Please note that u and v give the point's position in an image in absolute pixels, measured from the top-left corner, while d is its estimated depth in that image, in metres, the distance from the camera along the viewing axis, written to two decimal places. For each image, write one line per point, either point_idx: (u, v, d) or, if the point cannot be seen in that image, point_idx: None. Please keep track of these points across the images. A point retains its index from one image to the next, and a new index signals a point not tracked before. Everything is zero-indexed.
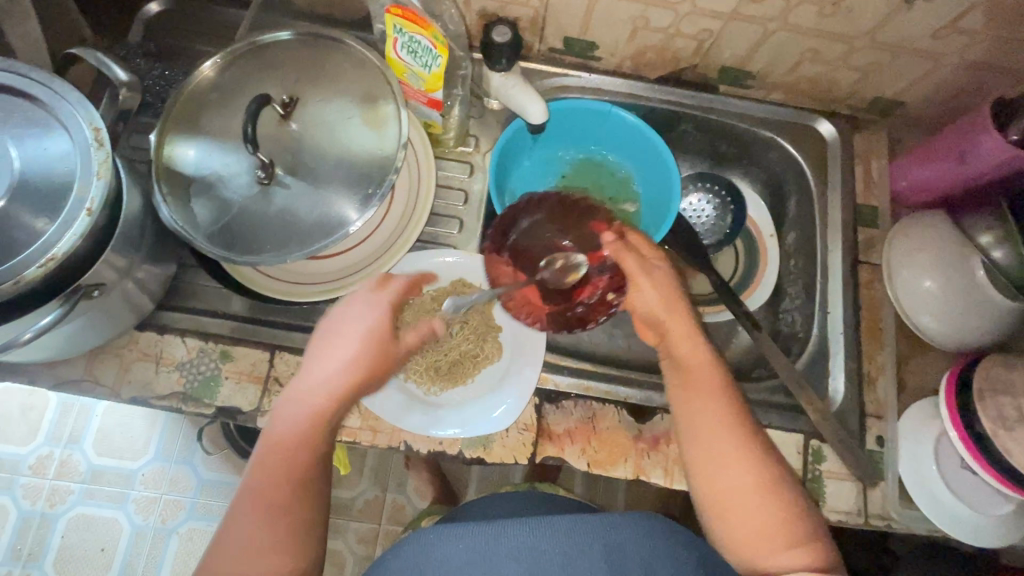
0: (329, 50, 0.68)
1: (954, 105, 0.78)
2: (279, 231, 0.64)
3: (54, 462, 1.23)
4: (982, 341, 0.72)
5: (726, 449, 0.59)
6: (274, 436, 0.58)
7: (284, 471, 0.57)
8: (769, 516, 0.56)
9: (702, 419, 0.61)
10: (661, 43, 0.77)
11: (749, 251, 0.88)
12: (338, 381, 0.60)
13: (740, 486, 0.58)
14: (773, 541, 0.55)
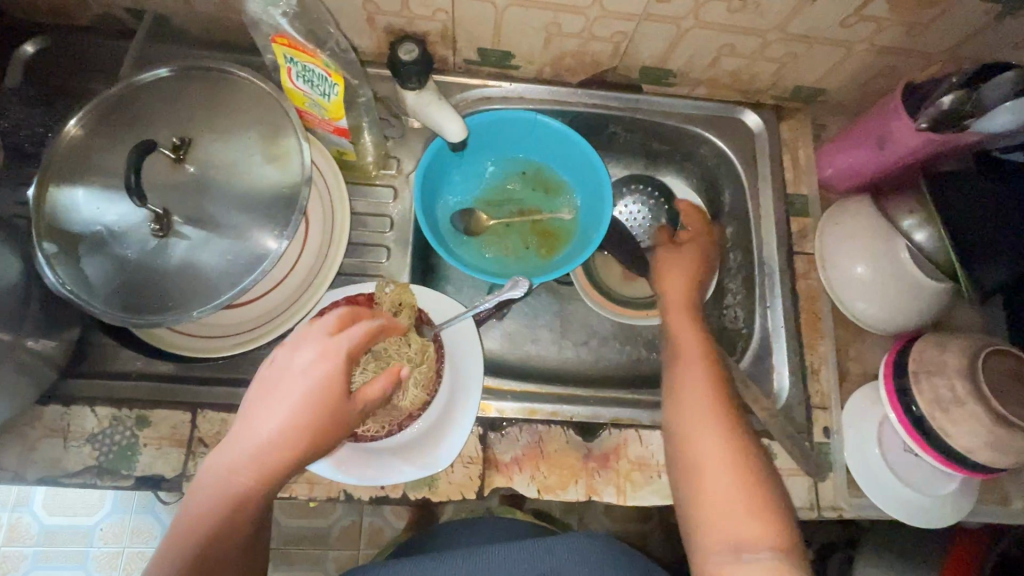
0: (223, 85, 0.64)
1: (872, 89, 0.78)
2: (181, 284, 0.59)
3: (2, 527, 1.15)
4: (915, 322, 0.74)
5: (704, 454, 0.59)
6: (206, 498, 0.49)
7: (193, 542, 0.48)
8: (751, 520, 0.55)
9: (688, 401, 0.63)
10: (577, 48, 0.75)
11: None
12: (261, 456, 0.50)
13: (725, 494, 0.57)
14: (756, 553, 0.53)
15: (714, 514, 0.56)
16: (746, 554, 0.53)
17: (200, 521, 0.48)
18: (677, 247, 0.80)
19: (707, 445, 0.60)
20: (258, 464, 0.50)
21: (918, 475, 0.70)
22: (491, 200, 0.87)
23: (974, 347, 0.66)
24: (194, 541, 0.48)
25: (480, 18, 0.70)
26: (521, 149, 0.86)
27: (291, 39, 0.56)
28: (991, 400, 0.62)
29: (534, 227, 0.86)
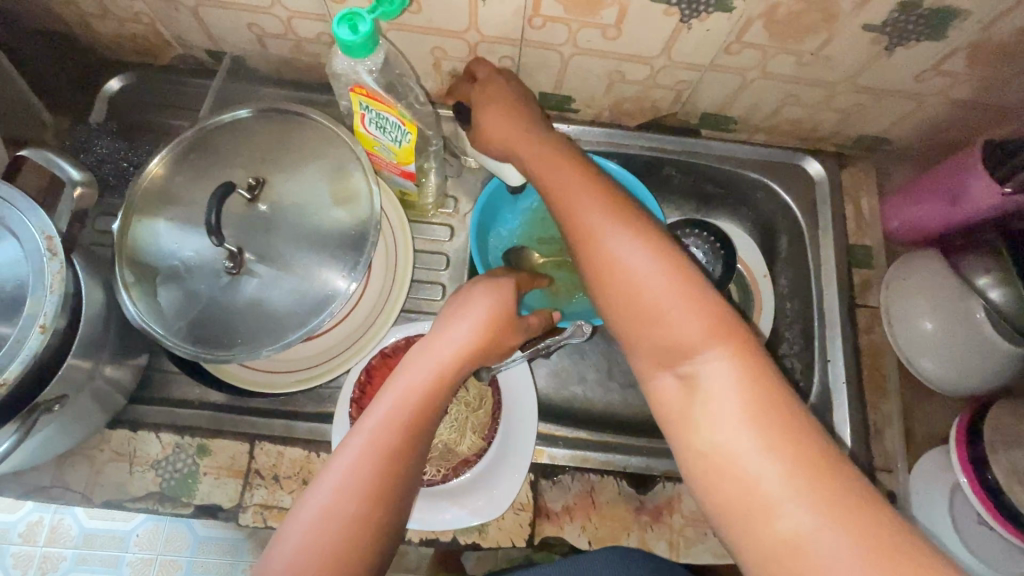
0: (298, 127, 0.66)
1: (941, 140, 0.76)
2: (249, 320, 0.60)
3: (45, 528, 0.92)
4: (988, 385, 0.70)
5: (677, 325, 0.47)
6: (403, 396, 0.54)
7: (394, 436, 0.51)
8: (727, 400, 0.44)
9: (617, 282, 0.50)
10: (637, 94, 0.76)
11: (743, 294, 0.83)
12: (454, 362, 0.56)
13: (679, 324, 0.47)
14: (723, 382, 0.44)
15: (669, 338, 0.47)
16: (696, 379, 0.46)
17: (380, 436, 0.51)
18: (485, 85, 0.66)
19: (635, 266, 0.49)
20: (455, 366, 0.56)
21: (991, 550, 0.66)
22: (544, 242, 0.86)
23: None
24: (400, 430, 0.52)
25: (545, 65, 0.71)
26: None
27: (368, 89, 0.57)
28: None
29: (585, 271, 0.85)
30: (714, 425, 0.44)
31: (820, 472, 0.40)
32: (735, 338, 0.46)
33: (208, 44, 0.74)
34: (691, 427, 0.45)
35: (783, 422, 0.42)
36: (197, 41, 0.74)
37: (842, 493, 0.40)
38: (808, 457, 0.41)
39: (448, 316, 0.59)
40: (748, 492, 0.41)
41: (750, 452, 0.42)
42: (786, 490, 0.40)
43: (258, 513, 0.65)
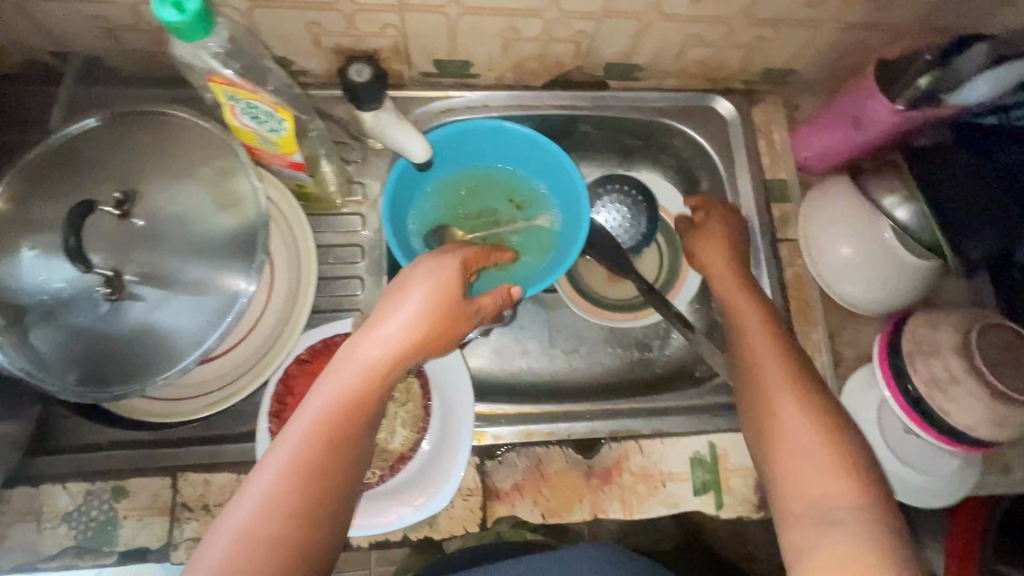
0: (162, 127, 0.59)
1: (842, 66, 0.76)
2: (141, 348, 0.54)
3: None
4: (904, 301, 0.73)
5: (796, 442, 0.54)
6: (333, 398, 0.50)
7: (320, 443, 0.48)
8: (808, 451, 0.53)
9: (766, 407, 0.58)
10: (538, 51, 0.72)
11: (670, 243, 0.85)
12: (384, 360, 0.52)
13: (777, 381, 0.58)
14: (792, 412, 0.56)
15: (764, 386, 0.59)
16: (829, 516, 0.49)
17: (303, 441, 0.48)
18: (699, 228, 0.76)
19: (791, 425, 0.55)
20: (389, 364, 0.52)
21: (921, 456, 0.69)
22: (464, 216, 0.84)
23: (967, 322, 0.65)
24: (325, 439, 0.49)
25: (434, 30, 0.66)
26: (489, 160, 0.84)
27: (228, 80, 0.50)
28: (988, 376, 0.61)
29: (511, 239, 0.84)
30: (794, 441, 0.54)
31: (841, 474, 0.51)
32: (787, 380, 0.58)
33: (48, 45, 0.65)
34: (773, 444, 0.56)
35: (817, 438, 0.54)
36: (34, 43, 0.65)
37: (862, 484, 0.51)
38: (840, 459, 0.52)
39: (381, 310, 0.55)
40: (788, 496, 0.52)
41: (798, 464, 0.53)
42: (820, 487, 0.51)
43: (191, 548, 0.61)
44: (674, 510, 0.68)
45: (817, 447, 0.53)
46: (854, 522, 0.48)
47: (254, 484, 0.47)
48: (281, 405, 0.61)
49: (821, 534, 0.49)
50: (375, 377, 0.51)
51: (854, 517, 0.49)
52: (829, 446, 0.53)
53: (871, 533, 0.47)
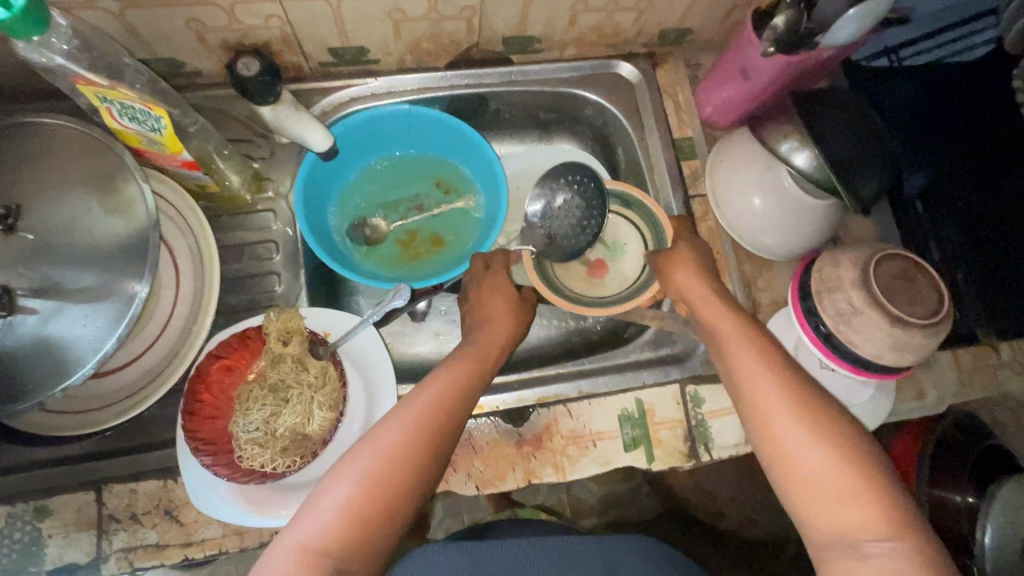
0: (41, 137, 0.58)
1: (734, 20, 0.78)
2: (38, 363, 0.54)
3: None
4: (812, 243, 0.76)
5: (810, 463, 0.49)
6: (415, 413, 0.54)
7: (399, 458, 0.51)
8: (837, 471, 0.48)
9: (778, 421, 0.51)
10: (430, 30, 0.72)
11: (648, 224, 0.73)
12: (434, 422, 0.54)
13: (775, 407, 0.52)
14: (812, 446, 0.49)
15: (757, 404, 0.53)
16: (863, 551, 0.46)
17: (390, 453, 0.51)
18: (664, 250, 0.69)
19: (796, 447, 0.50)
20: (462, 392, 0.58)
21: (838, 388, 0.72)
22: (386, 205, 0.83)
23: (866, 255, 0.66)
24: (382, 496, 0.50)
25: (318, 17, 0.66)
26: (406, 143, 0.82)
27: (93, 82, 0.51)
28: (886, 304, 0.63)
29: (435, 223, 0.83)
30: (798, 465, 0.49)
31: (871, 500, 0.47)
32: (787, 396, 0.52)
33: None
34: (785, 476, 0.50)
35: (841, 467, 0.48)
36: None
37: (890, 512, 0.46)
38: (863, 491, 0.47)
39: (434, 376, 0.58)
40: (818, 532, 0.48)
41: (817, 494, 0.48)
42: (847, 522, 0.47)
43: (121, 559, 0.60)
44: (608, 468, 0.69)
45: (835, 468, 0.48)
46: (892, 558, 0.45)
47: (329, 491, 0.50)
48: (199, 403, 0.60)
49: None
50: (450, 403, 0.56)
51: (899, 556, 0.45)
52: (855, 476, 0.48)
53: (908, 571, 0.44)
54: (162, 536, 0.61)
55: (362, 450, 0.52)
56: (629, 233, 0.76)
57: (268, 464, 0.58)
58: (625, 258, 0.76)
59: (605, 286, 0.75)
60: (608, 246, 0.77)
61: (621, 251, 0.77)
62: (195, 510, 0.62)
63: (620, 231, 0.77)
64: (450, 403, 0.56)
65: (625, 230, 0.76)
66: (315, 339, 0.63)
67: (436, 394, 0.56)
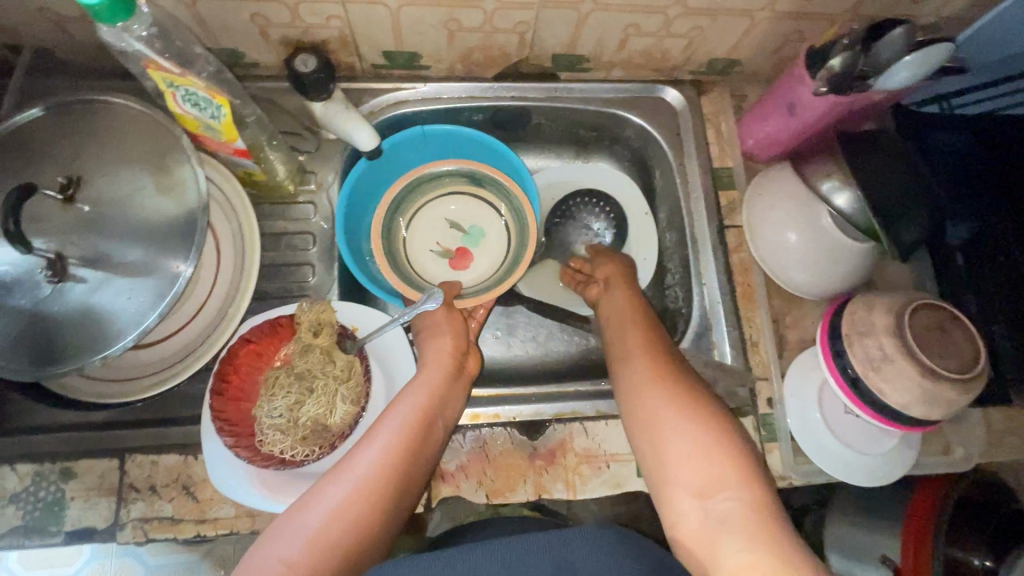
0: (106, 114, 0.61)
1: (784, 54, 0.77)
2: (83, 331, 0.56)
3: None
4: (846, 284, 0.74)
5: (665, 426, 0.58)
6: (404, 422, 0.58)
7: (390, 466, 0.56)
8: (689, 431, 0.57)
9: (639, 387, 0.62)
10: (482, 41, 0.73)
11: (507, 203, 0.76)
12: (386, 479, 0.55)
13: (643, 378, 0.62)
14: (652, 389, 0.61)
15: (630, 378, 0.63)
16: (713, 504, 0.52)
17: (383, 462, 0.56)
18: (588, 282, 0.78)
19: (658, 414, 0.59)
20: (441, 400, 0.62)
21: (861, 435, 0.71)
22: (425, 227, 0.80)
23: (899, 303, 0.65)
24: (329, 557, 0.50)
25: (376, 20, 0.68)
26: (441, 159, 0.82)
27: (163, 66, 0.53)
28: (919, 354, 0.62)
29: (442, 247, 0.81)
30: (662, 433, 0.58)
31: (720, 459, 0.54)
32: (652, 369, 0.63)
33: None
34: (651, 442, 0.59)
35: (684, 416, 0.58)
36: None
37: (738, 465, 0.54)
38: (712, 445, 0.55)
39: (394, 424, 0.58)
40: (677, 489, 0.55)
41: (679, 466, 0.55)
42: (696, 476, 0.54)
43: (137, 528, 0.62)
44: (619, 491, 0.69)
45: (688, 432, 0.57)
46: (737, 509, 0.51)
47: (323, 495, 0.53)
48: (225, 383, 0.62)
49: (725, 544, 0.49)
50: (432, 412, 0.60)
51: (738, 502, 0.51)
52: (704, 433, 0.56)
53: (746, 514, 0.50)
54: (177, 510, 0.63)
55: (361, 459, 0.56)
56: (486, 214, 0.79)
57: (289, 450, 0.60)
58: (489, 244, 0.78)
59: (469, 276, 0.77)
60: (467, 233, 0.79)
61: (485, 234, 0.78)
62: (212, 488, 0.63)
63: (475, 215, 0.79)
64: (404, 460, 0.57)
65: (481, 213, 0.79)
66: (343, 334, 0.65)
67: (394, 449, 0.57)
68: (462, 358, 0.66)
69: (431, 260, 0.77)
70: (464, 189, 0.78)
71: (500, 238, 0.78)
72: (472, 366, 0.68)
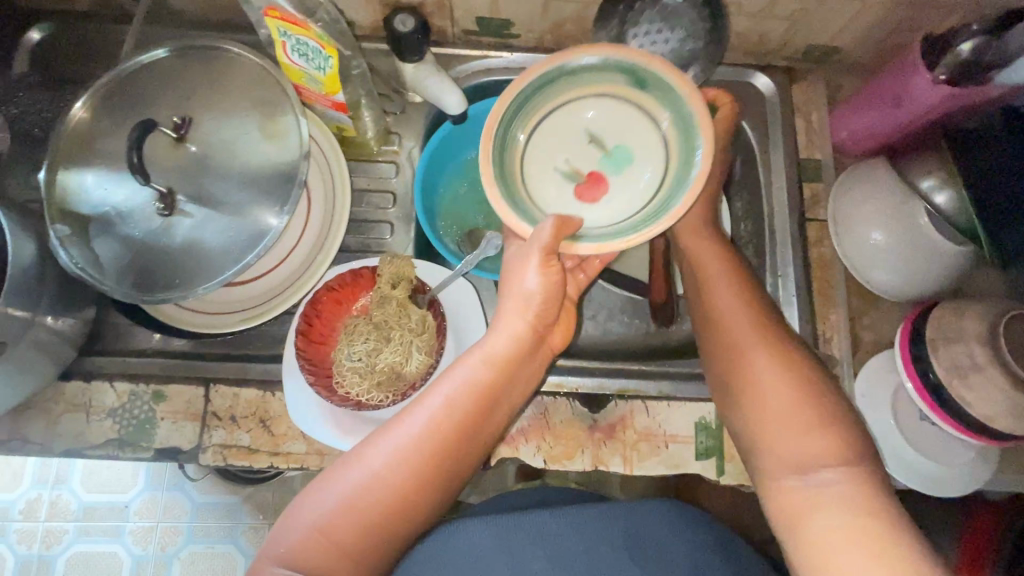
0: (218, 60, 0.64)
1: (890, 44, 0.74)
2: (186, 263, 0.60)
3: (45, 504, 1.24)
4: (933, 288, 0.71)
5: (765, 388, 0.56)
6: (455, 398, 0.55)
7: (433, 443, 0.53)
8: (793, 399, 0.55)
9: (740, 345, 0.59)
10: (577, 13, 0.73)
11: (682, 131, 0.54)
12: (427, 454, 0.53)
13: (749, 341, 0.59)
14: (753, 346, 0.58)
15: (725, 337, 0.60)
16: (817, 479, 0.52)
17: (427, 438, 0.53)
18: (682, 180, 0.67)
19: (758, 376, 0.57)
20: (501, 376, 0.56)
21: (934, 444, 0.68)
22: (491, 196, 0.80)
23: (995, 311, 0.62)
24: (366, 519, 0.51)
25: None
26: None
27: (280, 15, 0.55)
28: (1013, 364, 0.59)
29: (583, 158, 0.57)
30: (763, 395, 0.56)
31: (828, 438, 0.53)
32: (751, 323, 0.59)
33: None
34: (749, 404, 0.57)
35: (785, 383, 0.56)
36: None
37: (848, 444, 0.53)
38: (819, 421, 0.54)
39: (446, 394, 0.55)
40: (777, 460, 0.55)
41: (783, 434, 0.55)
42: (799, 449, 0.54)
43: (218, 453, 0.66)
44: (675, 472, 0.69)
45: (787, 397, 0.55)
46: (841, 486, 0.51)
47: (365, 457, 0.53)
48: (309, 325, 0.65)
49: (818, 517, 0.51)
50: (485, 393, 0.55)
51: (842, 482, 0.51)
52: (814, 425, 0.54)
53: (845, 497, 0.51)
54: (254, 441, 0.66)
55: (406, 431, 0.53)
56: (647, 136, 0.56)
57: (364, 394, 0.63)
58: (636, 176, 0.56)
59: (596, 212, 0.56)
60: (610, 153, 0.57)
61: (633, 158, 0.56)
62: (286, 424, 0.67)
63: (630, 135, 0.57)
64: (452, 433, 0.54)
65: (636, 131, 0.56)
66: (418, 288, 0.66)
67: (441, 420, 0.54)
68: (544, 326, 0.58)
69: (552, 180, 0.57)
70: (614, 87, 0.56)
71: (660, 161, 0.55)
72: (556, 340, 0.61)
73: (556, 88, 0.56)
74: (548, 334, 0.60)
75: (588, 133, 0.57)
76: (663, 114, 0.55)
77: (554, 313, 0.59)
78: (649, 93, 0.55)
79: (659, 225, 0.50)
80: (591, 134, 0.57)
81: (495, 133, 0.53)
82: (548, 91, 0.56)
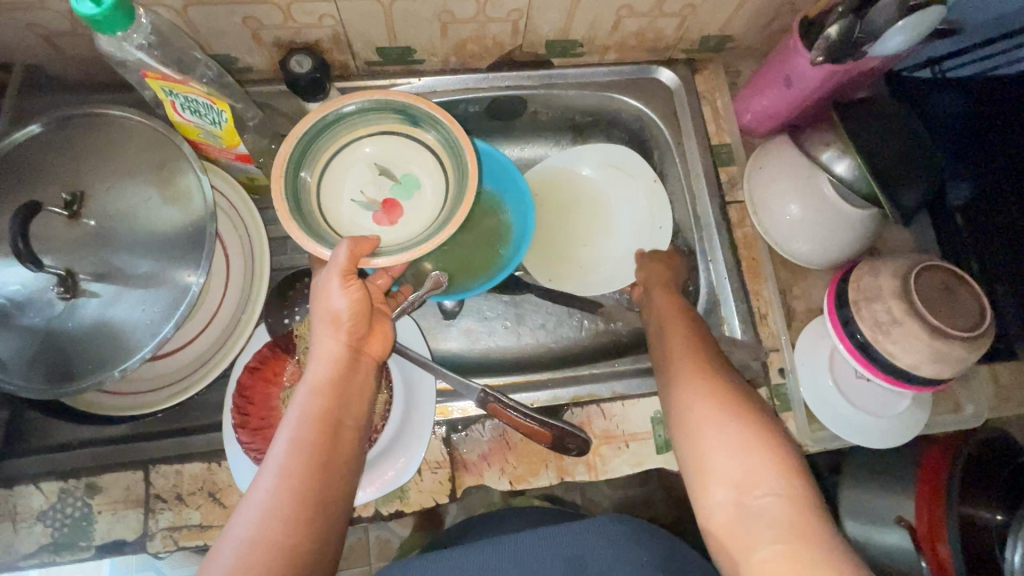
0: (104, 127, 0.60)
1: (775, 28, 0.78)
2: (100, 346, 0.56)
3: None
4: (851, 251, 0.75)
5: (697, 407, 0.56)
6: (297, 434, 0.51)
7: (291, 484, 0.49)
8: (722, 420, 0.54)
9: (678, 370, 0.60)
10: (476, 32, 0.73)
11: (451, 148, 0.58)
12: (288, 501, 0.48)
13: (683, 365, 0.60)
14: (685, 371, 0.59)
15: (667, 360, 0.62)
16: (751, 503, 0.49)
17: (285, 484, 0.49)
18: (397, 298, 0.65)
19: (691, 400, 0.57)
20: (334, 396, 0.54)
21: (873, 399, 0.72)
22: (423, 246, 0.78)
23: (905, 266, 0.66)
24: None
25: (369, 17, 0.67)
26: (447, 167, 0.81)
27: (162, 76, 0.53)
28: (925, 315, 0.63)
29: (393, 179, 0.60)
30: (700, 419, 0.55)
31: (766, 462, 0.51)
32: (688, 349, 0.62)
33: None
34: (687, 428, 0.56)
35: (716, 404, 0.55)
36: None
37: (784, 467, 0.50)
38: (756, 445, 0.52)
39: (294, 418, 0.52)
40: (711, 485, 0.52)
41: (716, 454, 0.52)
42: (735, 472, 0.51)
43: (167, 537, 0.62)
44: (640, 469, 0.70)
45: (721, 419, 0.54)
46: (777, 508, 0.48)
47: (231, 532, 0.47)
48: (246, 415, 0.63)
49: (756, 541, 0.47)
50: (325, 420, 0.53)
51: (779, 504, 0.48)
52: (737, 425, 0.53)
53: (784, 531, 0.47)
54: (206, 517, 0.63)
55: (259, 487, 0.49)
56: (425, 162, 0.60)
57: None
58: (421, 197, 0.59)
59: (396, 233, 0.58)
60: (399, 182, 0.59)
61: (417, 181, 0.59)
62: (237, 494, 0.63)
63: (411, 161, 0.60)
64: (315, 450, 0.51)
65: (415, 159, 0.60)
66: None
67: (299, 442, 0.51)
68: (361, 339, 0.57)
69: (348, 210, 0.58)
70: (392, 125, 0.59)
71: (436, 182, 0.59)
72: (377, 347, 0.58)
73: (342, 128, 0.58)
74: (365, 344, 0.57)
75: (376, 166, 0.59)
76: (434, 140, 0.59)
77: (367, 325, 0.57)
78: (418, 127, 0.59)
79: (443, 232, 0.53)
80: (380, 165, 0.60)
81: (288, 159, 0.53)
82: (335, 133, 0.58)
